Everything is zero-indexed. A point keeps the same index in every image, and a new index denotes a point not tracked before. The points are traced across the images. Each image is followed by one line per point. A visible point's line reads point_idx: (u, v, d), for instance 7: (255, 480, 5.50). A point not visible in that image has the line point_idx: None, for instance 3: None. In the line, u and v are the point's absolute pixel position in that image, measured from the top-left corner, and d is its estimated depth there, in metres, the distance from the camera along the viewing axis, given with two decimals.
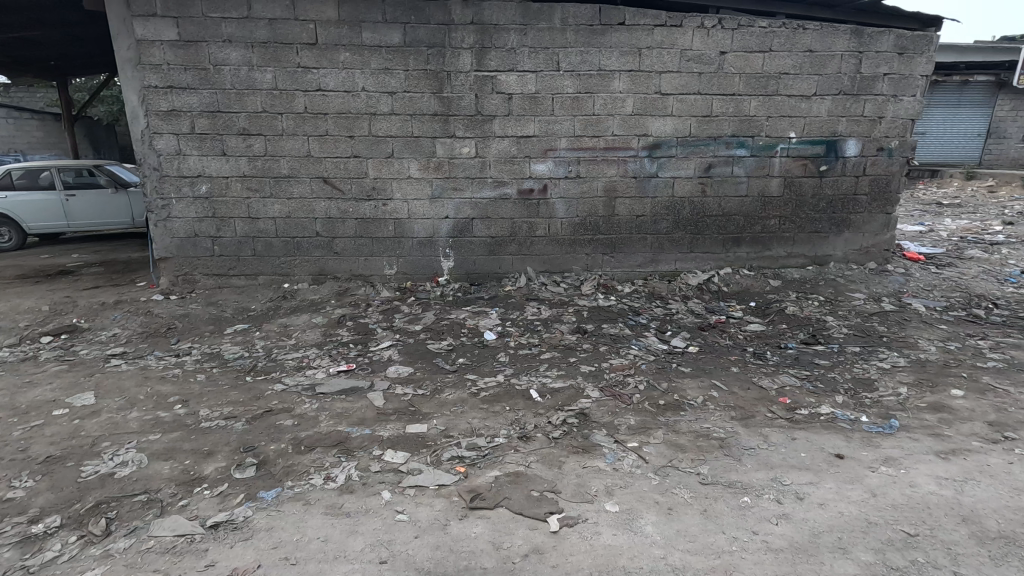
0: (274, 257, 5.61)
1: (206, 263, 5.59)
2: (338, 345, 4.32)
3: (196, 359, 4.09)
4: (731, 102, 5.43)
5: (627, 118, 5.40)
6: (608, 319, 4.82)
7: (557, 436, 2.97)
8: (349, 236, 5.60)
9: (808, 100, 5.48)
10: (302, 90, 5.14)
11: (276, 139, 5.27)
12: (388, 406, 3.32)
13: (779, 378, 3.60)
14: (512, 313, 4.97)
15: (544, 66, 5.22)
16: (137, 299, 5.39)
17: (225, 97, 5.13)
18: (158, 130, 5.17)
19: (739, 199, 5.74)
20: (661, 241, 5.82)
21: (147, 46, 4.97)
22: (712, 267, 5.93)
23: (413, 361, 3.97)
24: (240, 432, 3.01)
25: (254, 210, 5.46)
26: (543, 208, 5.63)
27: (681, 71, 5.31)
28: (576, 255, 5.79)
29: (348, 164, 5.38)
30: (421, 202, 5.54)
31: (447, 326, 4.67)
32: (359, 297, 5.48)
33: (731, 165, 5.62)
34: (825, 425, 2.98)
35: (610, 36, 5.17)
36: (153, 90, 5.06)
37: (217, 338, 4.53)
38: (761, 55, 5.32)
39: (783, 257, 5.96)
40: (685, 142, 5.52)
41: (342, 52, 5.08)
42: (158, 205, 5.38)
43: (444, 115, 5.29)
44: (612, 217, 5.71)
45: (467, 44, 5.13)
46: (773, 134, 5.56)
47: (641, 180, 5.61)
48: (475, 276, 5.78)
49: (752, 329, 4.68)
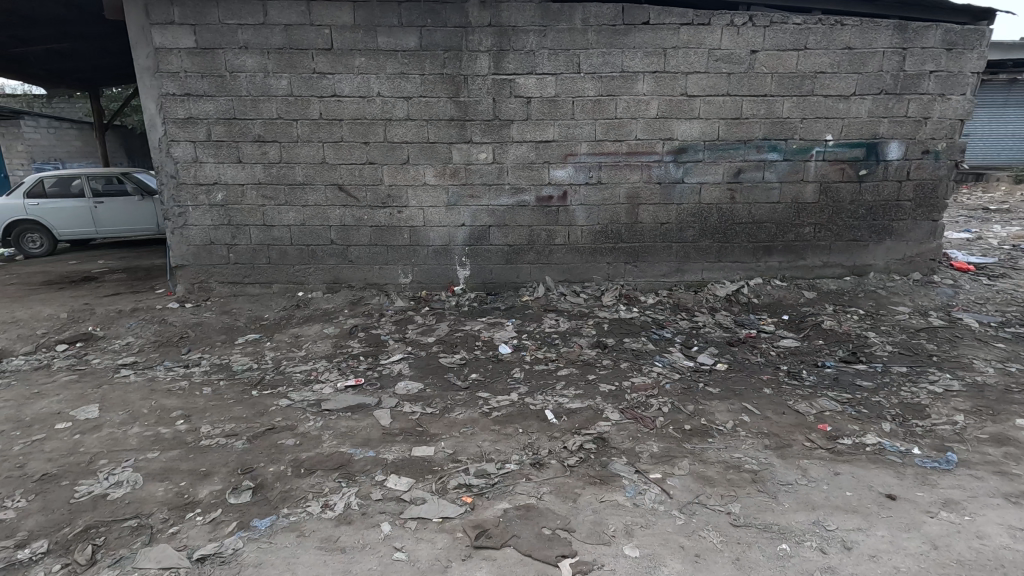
0: (289, 265, 5.54)
1: (222, 271, 5.55)
2: (348, 358, 4.18)
3: (204, 371, 4.01)
4: (762, 103, 5.14)
5: (651, 121, 5.16)
6: (629, 333, 4.57)
7: (573, 463, 2.74)
8: (364, 244, 5.49)
9: (846, 100, 5.15)
10: (317, 96, 5.07)
11: (291, 146, 5.20)
12: (394, 426, 3.15)
13: (817, 402, 3.30)
14: (529, 325, 4.76)
15: (563, 68, 5.02)
16: (153, 307, 5.39)
17: (240, 104, 5.08)
18: (175, 138, 5.16)
19: (771, 205, 5.43)
20: (687, 249, 5.54)
21: (164, 53, 4.96)
22: (741, 277, 5.62)
23: (423, 376, 3.80)
24: (240, 451, 2.88)
25: (270, 218, 5.40)
26: (563, 215, 5.42)
27: (709, 71, 5.04)
28: (596, 264, 5.56)
29: (362, 171, 5.28)
30: (437, 209, 5.40)
31: (461, 338, 4.49)
32: (373, 306, 5.36)
33: (762, 170, 5.32)
34: (873, 459, 2.68)
35: (634, 36, 4.95)
36: (170, 98, 5.05)
37: (228, 349, 4.45)
38: (795, 53, 5.02)
39: (818, 266, 5.61)
40: (713, 146, 5.24)
41: (357, 57, 4.98)
42: (175, 213, 5.37)
43: (460, 120, 5.14)
44: (635, 224, 5.46)
45: (484, 47, 4.97)
46: (807, 137, 5.24)
47: (666, 186, 5.35)
48: (492, 286, 5.61)
49: (786, 346, 4.36)
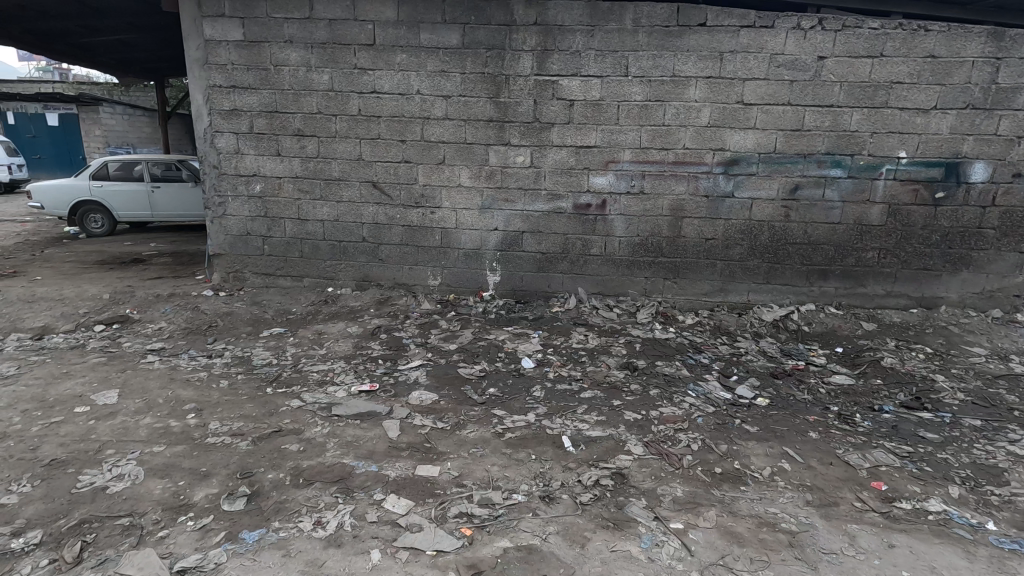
0: (321, 260, 5.54)
1: (256, 262, 5.61)
2: (366, 360, 4.08)
3: (225, 363, 4.01)
4: (828, 115, 4.71)
5: (702, 130, 4.82)
6: (662, 355, 4.26)
7: (586, 501, 2.51)
8: (395, 243, 5.41)
9: (926, 114, 4.64)
10: (357, 92, 5.02)
11: (329, 141, 5.18)
12: (401, 439, 3.00)
13: (871, 454, 2.92)
14: (556, 338, 4.53)
15: (610, 71, 4.76)
16: (188, 293, 5.49)
17: (283, 97, 5.10)
18: (220, 129, 5.24)
19: (830, 226, 4.98)
20: (732, 268, 5.16)
21: (214, 45, 5.04)
22: (792, 301, 5.19)
23: (439, 387, 3.65)
24: (243, 453, 2.80)
25: (304, 212, 5.41)
26: (600, 225, 5.15)
27: (769, 78, 4.66)
28: (633, 278, 5.26)
29: (397, 169, 5.19)
30: (470, 212, 5.25)
31: (483, 348, 4.31)
32: (399, 307, 5.27)
33: (823, 187, 4.88)
34: (936, 532, 2.31)
35: (688, 39, 4.64)
36: (217, 89, 5.13)
37: (252, 341, 4.46)
38: (869, 61, 4.56)
39: (880, 295, 5.11)
40: (769, 159, 4.85)
41: (399, 54, 4.90)
42: (215, 202, 5.46)
43: (499, 121, 4.97)
44: (678, 238, 5.13)
45: (528, 47, 4.78)
46: (877, 153, 4.76)
47: (714, 199, 4.99)
48: (522, 294, 5.41)
49: (838, 383, 3.95)
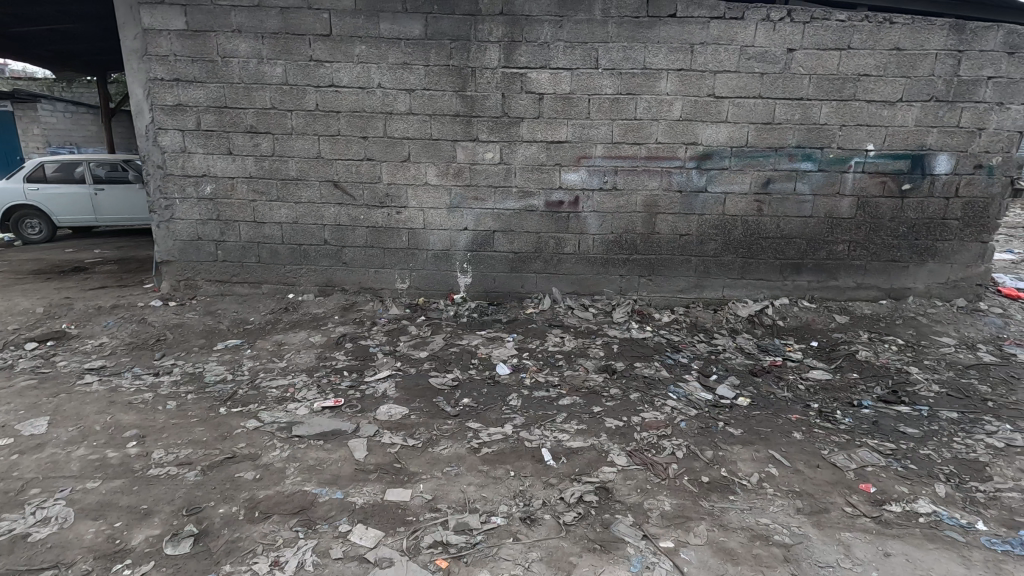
0: (280, 265, 5.21)
1: (209, 269, 5.24)
2: (330, 372, 3.82)
3: (173, 381, 3.67)
4: (798, 107, 4.67)
5: (674, 124, 4.72)
6: (641, 356, 4.14)
7: (570, 522, 2.35)
8: (359, 245, 5.14)
9: (892, 106, 4.66)
10: (313, 85, 4.71)
11: (284, 139, 4.86)
12: (369, 460, 2.78)
13: (857, 454, 2.86)
14: (531, 342, 4.36)
15: (580, 63, 4.60)
16: (134, 304, 5.08)
17: (232, 92, 4.75)
18: (163, 126, 4.85)
19: (802, 219, 4.96)
20: (707, 264, 5.10)
21: (153, 35, 4.64)
22: (766, 295, 5.17)
23: (410, 399, 3.43)
24: (190, 486, 2.53)
25: (260, 214, 5.07)
26: (573, 223, 5.01)
27: (740, 71, 4.59)
28: (608, 276, 5.14)
29: (360, 168, 4.92)
30: (438, 211, 5.02)
31: (455, 355, 4.10)
32: (366, 313, 5.00)
33: (794, 180, 4.86)
34: (929, 536, 2.25)
35: (658, 30, 4.52)
36: (158, 83, 4.74)
37: (204, 355, 4.12)
38: (837, 53, 4.54)
39: (851, 288, 5.14)
40: (741, 153, 4.79)
41: (357, 45, 4.62)
42: (161, 205, 5.06)
43: (466, 116, 4.76)
44: (652, 235, 5.03)
45: (494, 38, 4.57)
46: (846, 146, 4.76)
47: (687, 195, 4.91)
48: (494, 295, 5.22)
49: (816, 379, 3.92)
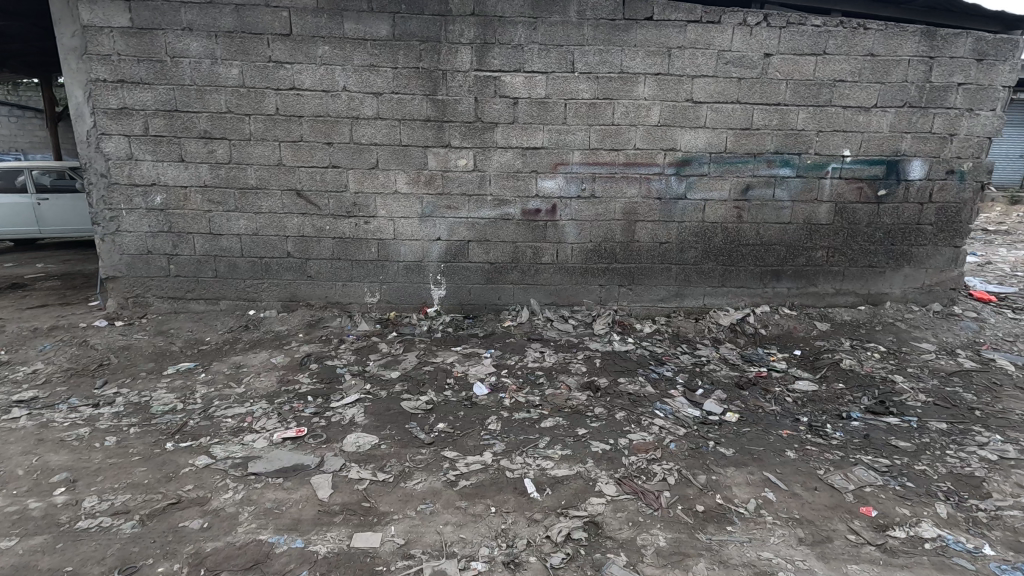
0: (239, 280, 4.86)
1: (160, 285, 4.85)
2: (292, 398, 3.52)
3: (114, 413, 3.31)
4: (775, 113, 4.61)
5: (652, 129, 4.60)
6: (625, 371, 3.97)
7: (558, 565, 2.14)
8: (325, 257, 4.84)
9: (867, 112, 4.65)
10: (273, 88, 4.41)
11: (242, 145, 4.54)
12: (334, 500, 2.50)
13: (853, 473, 2.74)
14: (510, 358, 4.14)
15: (555, 66, 4.44)
16: (75, 325, 4.65)
17: (183, 94, 4.41)
18: (107, 131, 4.46)
19: (781, 226, 4.90)
20: (688, 272, 4.98)
21: (94, 32, 4.26)
22: (746, 303, 5.09)
23: (380, 427, 3.17)
24: (126, 540, 2.21)
25: (216, 225, 4.72)
26: (551, 231, 4.82)
27: (717, 76, 4.51)
28: (588, 286, 4.98)
29: (324, 175, 4.63)
30: (409, 221, 4.77)
31: (429, 375, 3.85)
32: (333, 330, 4.70)
33: (773, 187, 4.79)
34: (938, 565, 2.13)
35: (635, 33, 4.39)
36: (100, 84, 4.36)
37: (152, 381, 3.76)
38: (813, 58, 4.50)
39: (831, 294, 5.10)
40: (720, 159, 4.70)
41: (320, 45, 4.34)
42: (106, 217, 4.66)
43: (437, 121, 4.53)
44: (631, 243, 4.89)
45: (466, 39, 4.37)
46: (823, 152, 4.73)
47: (666, 202, 4.79)
48: (470, 308, 4.99)
49: (802, 390, 3.82)
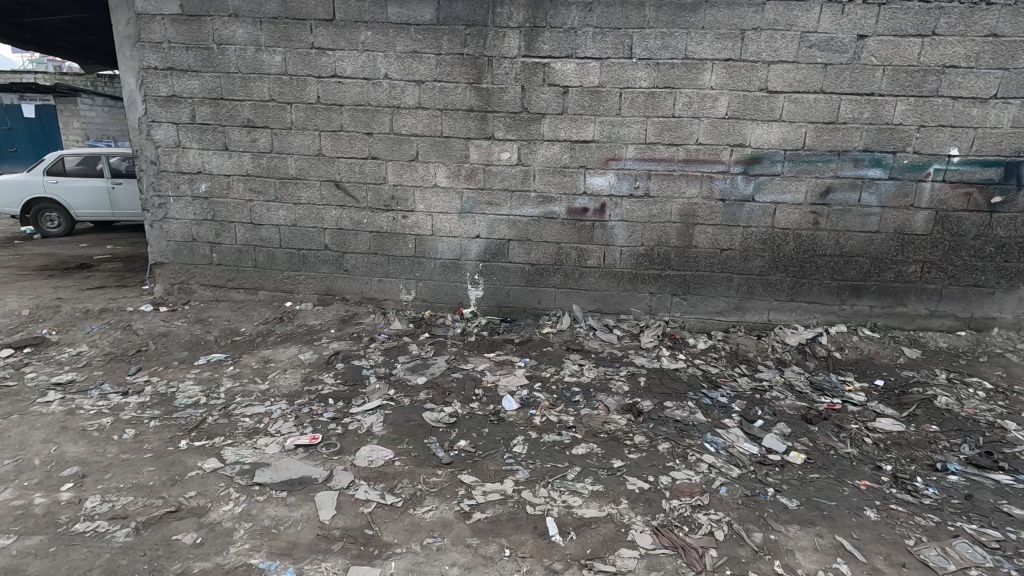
0: (277, 271, 4.82)
1: (204, 272, 4.89)
2: (313, 400, 3.37)
3: (139, 403, 3.28)
4: (867, 104, 3.99)
5: (718, 122, 4.10)
6: (672, 393, 3.55)
7: None
8: (361, 251, 4.69)
9: (983, 104, 3.93)
10: (315, 75, 4.29)
11: (283, 134, 4.45)
12: (336, 523, 2.30)
13: (953, 549, 2.23)
14: (545, 369, 3.82)
15: (610, 52, 4.03)
16: (123, 309, 4.77)
17: (229, 82, 4.37)
18: (157, 118, 4.51)
19: (866, 235, 4.26)
20: (752, 283, 4.45)
21: (147, 20, 4.29)
22: (819, 321, 4.49)
23: (398, 440, 2.94)
24: (116, 551, 2.10)
25: (257, 215, 4.69)
26: (598, 232, 4.44)
27: (799, 61, 3.94)
28: (636, 294, 4.56)
29: (363, 167, 4.47)
30: (448, 217, 4.53)
31: (456, 383, 3.60)
32: (365, 327, 4.55)
33: (859, 190, 4.17)
34: None
35: (704, 14, 3.91)
36: (151, 72, 4.40)
37: (182, 372, 3.74)
38: (918, 41, 3.84)
39: (923, 316, 4.41)
40: (796, 157, 4.14)
41: (362, 31, 4.16)
42: (155, 203, 4.73)
43: (481, 111, 4.25)
44: (688, 248, 4.42)
45: (514, 23, 4.05)
46: (924, 150, 4.05)
47: (730, 204, 4.28)
48: (508, 311, 4.70)
49: (884, 431, 3.26)
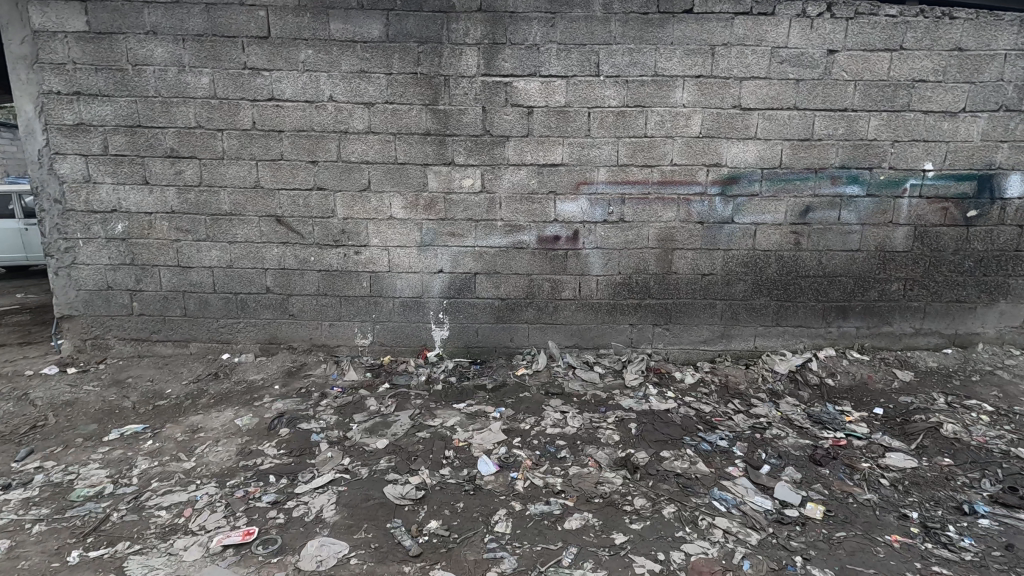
0: (211, 320, 4.21)
1: (123, 324, 4.22)
2: (250, 479, 2.80)
3: (23, 500, 2.63)
4: (841, 120, 3.86)
5: (692, 141, 3.87)
6: (668, 440, 3.18)
7: None
8: (309, 293, 4.16)
9: (954, 118, 3.86)
10: (248, 99, 3.81)
11: (214, 165, 3.93)
12: None
13: None
14: (524, 420, 3.38)
15: (576, 69, 3.76)
16: (20, 373, 4.02)
17: (147, 108, 3.83)
18: (61, 150, 3.89)
19: (848, 254, 4.09)
20: (736, 309, 4.19)
21: (46, 38, 3.72)
22: (807, 346, 4.25)
23: (355, 527, 2.44)
24: None
25: (185, 257, 4.09)
26: (572, 262, 4.09)
27: (771, 77, 3.78)
28: (616, 326, 4.21)
29: (308, 199, 3.98)
30: (407, 252, 4.09)
31: (423, 445, 3.10)
32: (315, 380, 3.98)
33: (838, 208, 4.01)
34: None
35: (672, 29, 3.70)
36: (53, 97, 3.80)
37: (85, 451, 3.08)
38: (886, 55, 3.75)
39: (909, 335, 4.25)
40: (774, 176, 3.94)
41: (303, 50, 3.74)
42: (60, 247, 4.06)
43: (439, 134, 3.87)
44: (668, 275, 4.13)
45: (472, 39, 3.72)
46: (899, 166, 3.94)
47: (709, 227, 4.03)
48: (477, 351, 4.25)
49: (898, 469, 2.98)
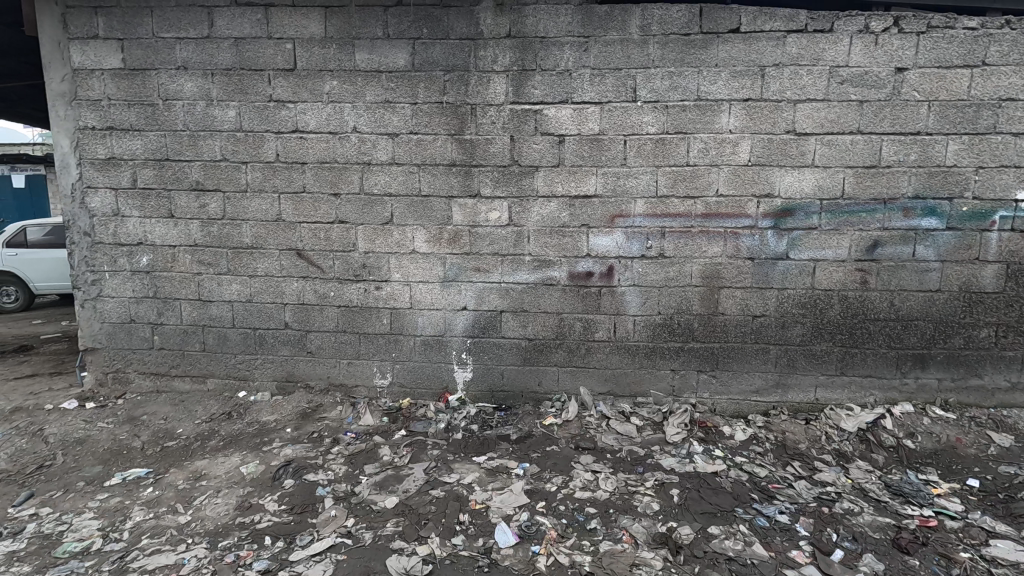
0: (229, 355, 4.08)
1: (143, 358, 4.14)
2: (244, 540, 2.55)
3: (7, 554, 2.47)
4: (913, 144, 3.42)
5: (741, 170, 3.51)
6: (717, 512, 2.73)
7: None
8: (328, 329, 3.98)
9: None
10: (273, 130, 3.74)
11: (237, 197, 3.85)
12: None
13: None
14: (551, 480, 3.01)
15: (611, 95, 3.50)
16: (41, 407, 3.97)
17: (175, 141, 3.82)
18: (93, 184, 3.92)
19: (926, 295, 3.58)
20: (793, 356, 3.72)
21: (84, 75, 3.79)
22: (878, 399, 3.71)
23: None
24: None
25: (206, 291, 4.00)
26: (606, 300, 3.75)
27: (830, 99, 3.40)
28: (656, 372, 3.80)
29: (330, 232, 3.84)
30: (429, 287, 3.86)
31: (435, 506, 2.77)
32: (329, 423, 3.74)
33: (912, 243, 3.52)
34: None
35: (716, 50, 3.41)
36: (88, 132, 3.85)
37: (83, 497, 2.92)
38: (965, 72, 3.32)
39: (1003, 390, 3.65)
40: (835, 207, 3.52)
41: (328, 80, 3.65)
42: (87, 279, 4.06)
43: (465, 165, 3.67)
44: (714, 316, 3.72)
45: (501, 66, 3.54)
46: (985, 195, 3.45)
47: (761, 263, 3.62)
48: (502, 396, 3.92)
49: (1007, 565, 2.44)
